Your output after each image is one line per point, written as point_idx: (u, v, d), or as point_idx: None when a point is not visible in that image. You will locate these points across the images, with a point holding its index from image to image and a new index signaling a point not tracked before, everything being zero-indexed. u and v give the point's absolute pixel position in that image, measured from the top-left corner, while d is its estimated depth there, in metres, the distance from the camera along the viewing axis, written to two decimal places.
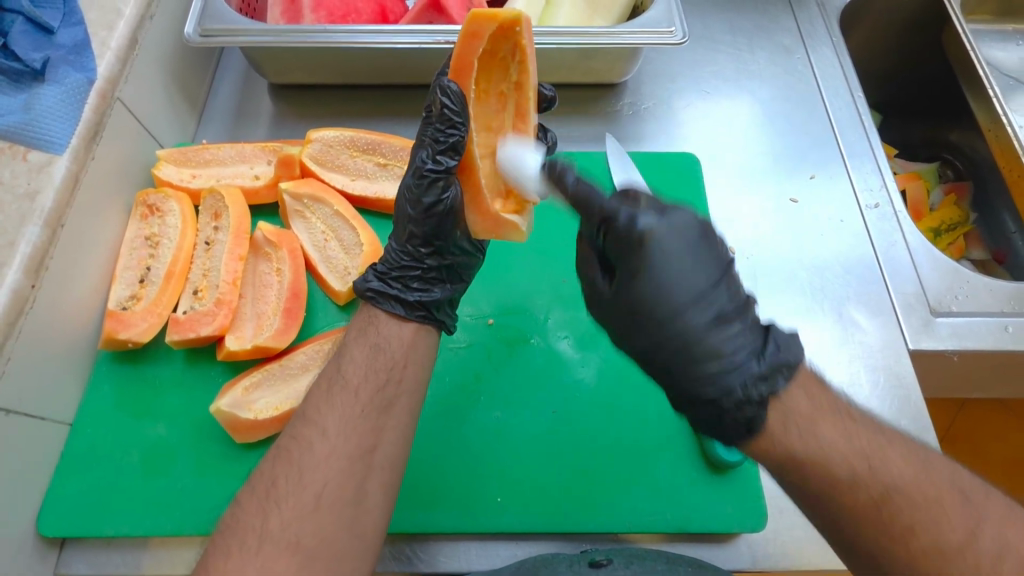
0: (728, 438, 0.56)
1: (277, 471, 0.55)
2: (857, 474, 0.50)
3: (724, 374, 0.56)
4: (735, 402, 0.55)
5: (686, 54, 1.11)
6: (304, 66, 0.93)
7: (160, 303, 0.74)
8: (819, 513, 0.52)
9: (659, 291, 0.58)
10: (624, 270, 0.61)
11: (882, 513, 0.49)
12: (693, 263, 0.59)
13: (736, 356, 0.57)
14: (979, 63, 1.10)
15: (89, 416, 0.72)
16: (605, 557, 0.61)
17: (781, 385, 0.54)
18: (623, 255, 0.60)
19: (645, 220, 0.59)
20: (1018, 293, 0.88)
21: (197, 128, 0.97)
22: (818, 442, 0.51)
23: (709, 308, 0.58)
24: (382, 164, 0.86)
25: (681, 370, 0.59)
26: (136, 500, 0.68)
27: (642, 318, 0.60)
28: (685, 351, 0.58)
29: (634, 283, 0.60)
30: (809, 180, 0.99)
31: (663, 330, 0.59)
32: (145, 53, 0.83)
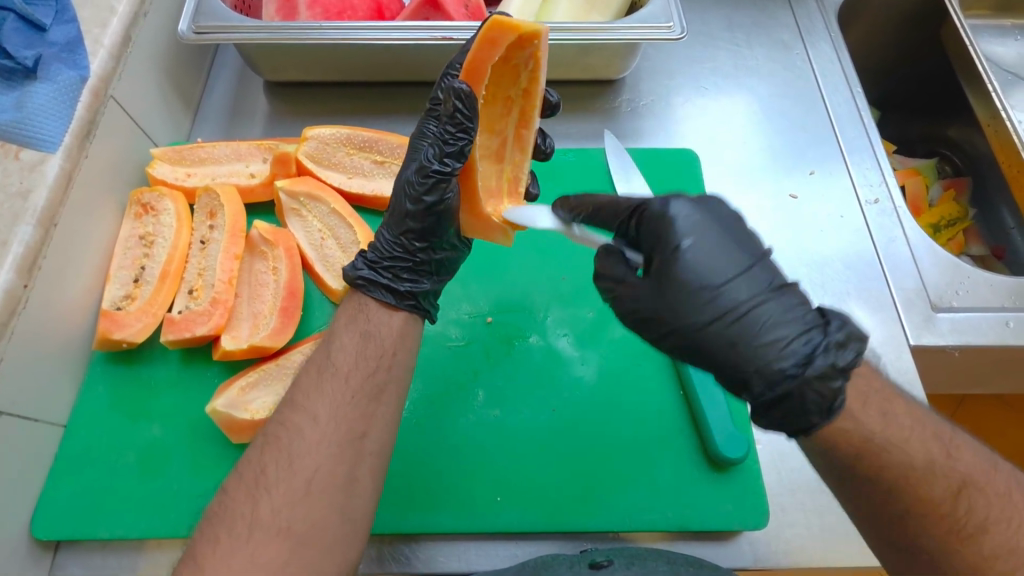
0: (804, 419, 0.52)
1: (266, 459, 0.56)
2: (933, 463, 0.50)
3: (791, 347, 0.53)
4: (812, 375, 0.51)
5: (684, 50, 1.11)
6: (300, 63, 0.92)
7: (155, 303, 0.73)
8: (875, 502, 0.52)
9: (703, 271, 0.56)
10: (660, 256, 0.58)
11: (953, 510, 0.49)
12: (735, 245, 0.57)
13: (800, 329, 0.54)
14: (978, 58, 1.09)
15: (83, 417, 0.71)
16: (604, 558, 0.60)
17: (859, 355, 0.52)
18: (658, 239, 0.59)
19: (679, 206, 0.59)
20: (1019, 288, 0.88)
21: (192, 127, 0.96)
22: (887, 424, 0.51)
23: (760, 282, 0.56)
24: (379, 162, 0.86)
25: (747, 346, 0.54)
26: (130, 501, 0.67)
27: (690, 298, 0.56)
28: (744, 333, 0.54)
29: (675, 265, 0.57)
30: (809, 176, 0.99)
31: (717, 307, 0.55)
32: (139, 51, 0.82)
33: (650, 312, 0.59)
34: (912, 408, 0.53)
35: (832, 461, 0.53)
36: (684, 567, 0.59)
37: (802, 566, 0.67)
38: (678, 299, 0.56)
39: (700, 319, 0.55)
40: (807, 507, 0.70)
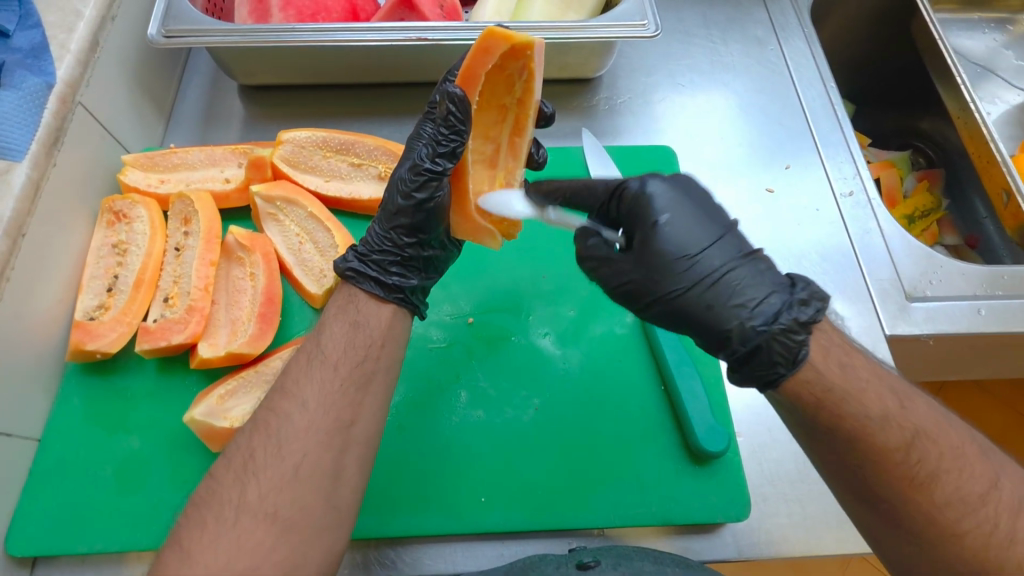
0: (773, 370, 0.53)
1: (254, 444, 0.55)
2: (889, 413, 0.51)
3: (759, 305, 0.55)
4: (779, 328, 0.53)
5: (660, 47, 1.11)
6: (274, 66, 0.91)
7: (130, 312, 0.72)
8: (840, 454, 0.52)
9: (676, 240, 0.59)
10: (640, 231, 0.61)
11: (907, 459, 0.50)
12: (705, 217, 0.61)
13: (767, 289, 0.56)
14: (947, 51, 1.11)
15: (57, 431, 0.70)
16: (591, 559, 0.60)
17: (822, 309, 0.54)
18: (636, 216, 0.62)
19: (655, 184, 0.62)
20: (990, 276, 0.90)
21: (165, 133, 0.94)
22: (845, 375, 0.53)
23: (731, 250, 0.59)
24: (356, 164, 0.85)
25: (719, 306, 0.57)
26: (109, 515, 0.66)
27: (666, 265, 0.59)
28: (715, 294, 0.57)
29: (651, 238, 0.60)
30: (785, 170, 1.00)
31: (691, 273, 0.58)
32: (107, 56, 0.80)
33: (631, 281, 0.61)
34: (863, 364, 0.54)
35: (792, 410, 0.54)
36: (670, 566, 0.59)
37: (785, 556, 0.68)
38: (658, 266, 0.59)
39: (678, 285, 0.58)
40: (789, 497, 0.71)
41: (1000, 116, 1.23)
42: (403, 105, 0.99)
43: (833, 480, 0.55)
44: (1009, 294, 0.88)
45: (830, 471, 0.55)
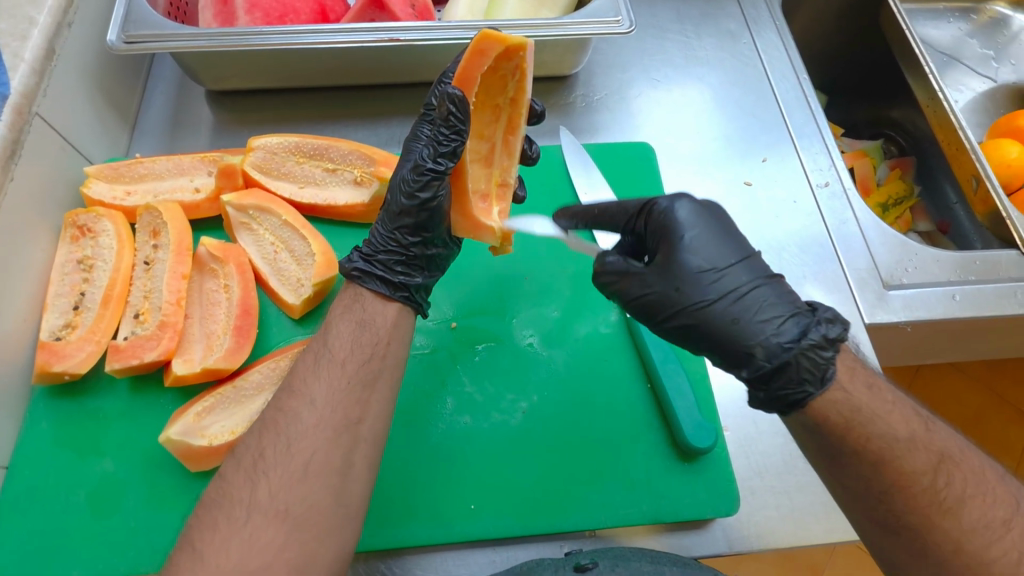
0: (803, 388, 0.54)
1: (265, 442, 0.55)
2: (914, 437, 0.52)
3: (786, 326, 0.57)
4: (809, 346, 0.55)
5: (634, 43, 1.11)
6: (242, 70, 0.89)
7: (98, 330, 0.70)
8: (861, 478, 0.53)
9: (701, 259, 0.61)
10: (666, 250, 0.63)
11: (933, 482, 0.50)
12: (727, 240, 0.63)
13: (789, 311, 0.58)
14: (914, 41, 1.13)
15: (27, 457, 0.67)
16: (589, 561, 0.60)
17: (844, 331, 0.56)
18: (660, 237, 0.64)
19: (682, 209, 0.64)
20: (963, 263, 0.91)
21: (130, 141, 0.91)
22: (873, 398, 0.54)
23: (753, 271, 0.61)
24: (331, 169, 0.83)
25: (745, 322, 0.58)
26: (84, 543, 0.63)
27: (691, 281, 0.61)
28: (743, 311, 0.59)
29: (676, 255, 0.62)
30: (761, 163, 1.00)
31: (715, 289, 0.60)
32: (65, 63, 0.77)
33: (651, 294, 0.63)
34: (893, 393, 0.56)
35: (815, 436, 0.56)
36: (667, 566, 0.59)
37: (774, 548, 0.69)
38: (682, 284, 0.61)
39: (706, 298, 0.60)
40: (776, 489, 0.71)
41: (967, 104, 1.26)
42: (377, 106, 0.97)
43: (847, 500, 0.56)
44: (981, 279, 0.90)
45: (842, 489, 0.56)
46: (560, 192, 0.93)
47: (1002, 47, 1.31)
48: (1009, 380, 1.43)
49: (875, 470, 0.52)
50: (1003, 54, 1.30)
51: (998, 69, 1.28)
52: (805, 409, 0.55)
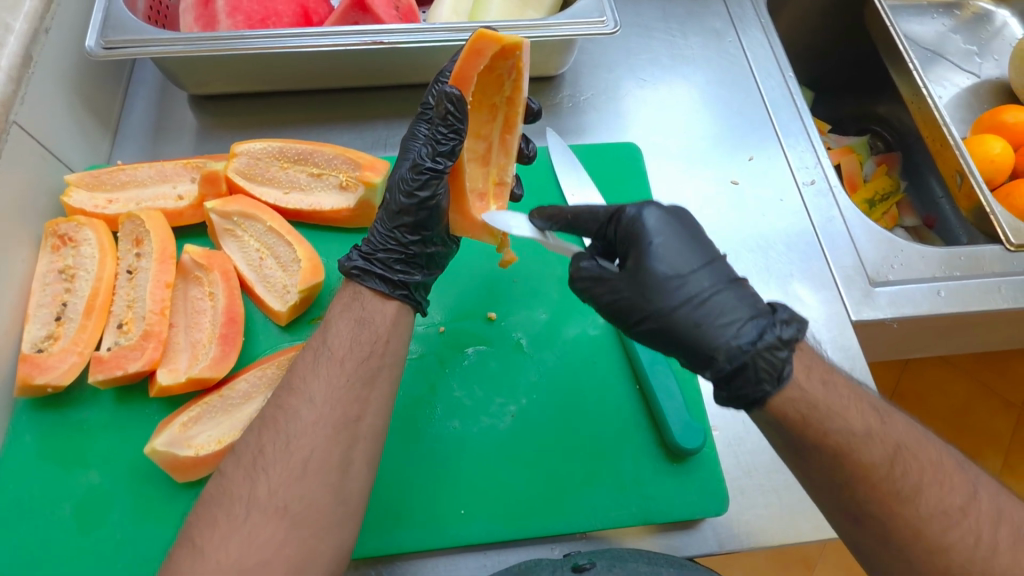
0: (761, 388, 0.54)
1: (264, 440, 0.55)
2: (870, 430, 0.52)
3: (744, 327, 0.57)
4: (764, 346, 0.54)
5: (620, 43, 1.11)
6: (225, 74, 0.88)
7: (81, 341, 0.69)
8: (823, 471, 0.53)
9: (667, 265, 0.60)
10: (633, 257, 0.62)
11: (891, 473, 0.50)
12: (694, 244, 0.62)
13: (749, 313, 0.58)
14: (898, 37, 1.14)
15: (10, 471, 0.66)
16: (587, 560, 0.60)
17: (802, 331, 0.56)
18: (629, 243, 0.62)
19: (651, 213, 0.63)
20: (948, 258, 0.92)
21: (112, 148, 0.90)
22: (829, 392, 0.54)
23: (717, 275, 0.60)
24: (316, 174, 0.82)
25: (707, 326, 0.58)
26: (69, 558, 0.62)
27: (657, 286, 0.60)
28: (707, 315, 0.58)
29: (644, 261, 0.61)
30: (748, 161, 1.01)
31: (679, 294, 0.59)
32: (43, 70, 0.76)
33: (620, 300, 0.62)
34: (844, 383, 0.56)
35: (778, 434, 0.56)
36: (663, 566, 0.59)
37: (764, 545, 0.69)
38: (648, 291, 0.60)
39: (669, 303, 0.59)
40: (765, 487, 0.72)
41: (951, 99, 1.27)
42: (362, 110, 0.96)
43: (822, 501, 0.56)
44: (965, 275, 0.91)
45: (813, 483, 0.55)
46: (547, 193, 0.93)
47: (985, 42, 1.32)
48: (995, 371, 1.45)
49: (837, 465, 0.52)
50: (986, 49, 1.31)
51: (981, 64, 1.29)
52: (766, 406, 0.55)
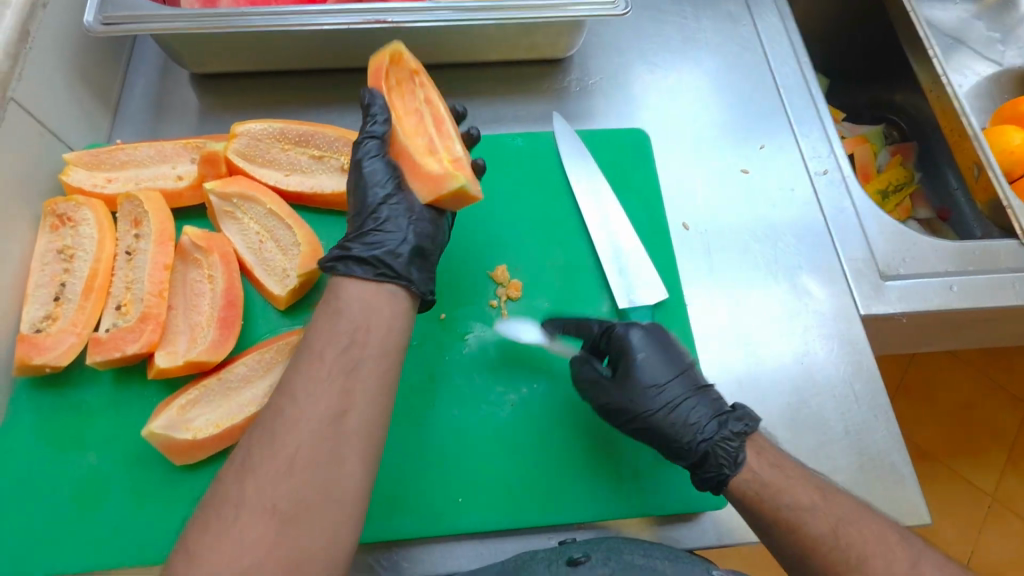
0: (722, 472, 0.63)
1: (271, 421, 0.52)
2: (814, 505, 0.58)
3: (706, 430, 0.66)
4: (721, 439, 0.64)
5: (630, 25, 1.08)
6: (227, 52, 0.86)
7: (80, 322, 0.69)
8: (772, 534, 0.59)
9: (646, 375, 0.70)
10: (620, 369, 0.71)
11: (836, 543, 0.56)
12: (669, 354, 0.71)
13: (716, 416, 0.67)
14: (920, 25, 1.11)
15: (5, 449, 0.67)
16: (581, 554, 0.61)
17: (756, 425, 0.65)
18: (619, 358, 0.71)
19: (636, 334, 0.72)
20: (961, 251, 0.90)
21: (112, 126, 0.89)
22: (776, 473, 0.60)
23: (691, 380, 0.70)
24: (317, 156, 0.81)
25: (676, 433, 0.67)
26: (64, 538, 0.63)
27: (642, 399, 0.68)
28: (682, 424, 0.66)
29: (630, 376, 0.70)
30: (759, 150, 0.98)
31: (658, 403, 0.68)
32: (41, 44, 0.74)
33: (608, 398, 0.69)
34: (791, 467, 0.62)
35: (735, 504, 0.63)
36: (660, 560, 0.60)
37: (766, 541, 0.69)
38: (632, 403, 0.68)
39: (653, 408, 0.68)
40: None
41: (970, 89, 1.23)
42: None
43: (747, 508, 0.61)
44: (978, 270, 0.89)
45: (738, 499, 0.62)
46: (550, 179, 0.90)
47: (1009, 30, 1.28)
48: (1003, 368, 1.42)
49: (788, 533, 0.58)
50: (1010, 37, 1.27)
51: (1003, 53, 1.25)
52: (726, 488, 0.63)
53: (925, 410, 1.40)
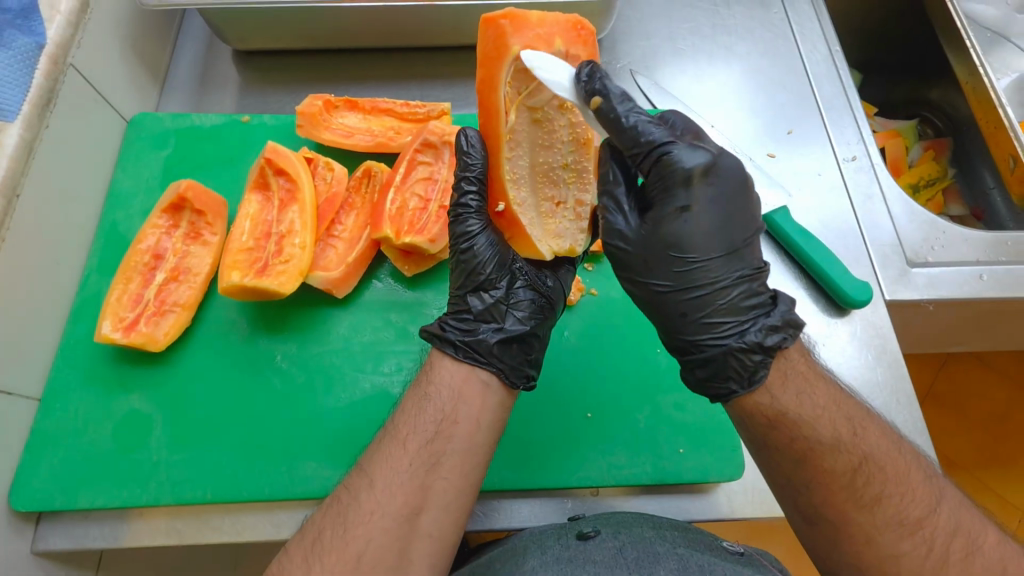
0: (727, 385, 0.58)
1: None
2: (838, 440, 0.54)
3: (727, 293, 0.59)
4: (738, 346, 0.57)
5: (661, 10, 1.09)
6: (268, 29, 0.90)
7: (130, 283, 0.75)
8: (786, 473, 0.56)
9: (688, 236, 0.58)
10: (662, 186, 0.58)
11: (853, 482, 0.53)
12: (724, 220, 0.58)
13: (749, 314, 0.59)
14: (958, 16, 1.09)
15: (59, 392, 0.73)
16: (590, 530, 0.62)
17: (789, 340, 0.58)
18: (663, 172, 0.57)
19: (695, 158, 0.57)
20: (994, 243, 0.88)
21: (160, 98, 0.94)
22: (801, 402, 0.56)
23: (738, 266, 0.59)
24: (366, 118, 0.87)
25: (695, 315, 0.60)
26: (112, 474, 0.69)
27: (669, 232, 0.58)
28: (706, 301, 0.59)
29: (664, 223, 0.58)
30: (787, 135, 0.98)
31: (690, 278, 0.59)
32: (99, 17, 0.79)
33: (644, 276, 0.61)
34: (832, 402, 0.57)
35: (747, 425, 0.58)
36: (668, 531, 0.62)
37: (778, 516, 0.70)
38: (667, 236, 0.58)
39: (675, 284, 0.60)
40: None
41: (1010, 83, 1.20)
42: (398, 70, 0.97)
43: (758, 442, 0.58)
44: (1012, 261, 0.87)
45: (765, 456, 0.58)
46: None
47: None
48: None
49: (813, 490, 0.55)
50: None
51: None
52: (734, 407, 0.59)
53: (954, 414, 1.36)
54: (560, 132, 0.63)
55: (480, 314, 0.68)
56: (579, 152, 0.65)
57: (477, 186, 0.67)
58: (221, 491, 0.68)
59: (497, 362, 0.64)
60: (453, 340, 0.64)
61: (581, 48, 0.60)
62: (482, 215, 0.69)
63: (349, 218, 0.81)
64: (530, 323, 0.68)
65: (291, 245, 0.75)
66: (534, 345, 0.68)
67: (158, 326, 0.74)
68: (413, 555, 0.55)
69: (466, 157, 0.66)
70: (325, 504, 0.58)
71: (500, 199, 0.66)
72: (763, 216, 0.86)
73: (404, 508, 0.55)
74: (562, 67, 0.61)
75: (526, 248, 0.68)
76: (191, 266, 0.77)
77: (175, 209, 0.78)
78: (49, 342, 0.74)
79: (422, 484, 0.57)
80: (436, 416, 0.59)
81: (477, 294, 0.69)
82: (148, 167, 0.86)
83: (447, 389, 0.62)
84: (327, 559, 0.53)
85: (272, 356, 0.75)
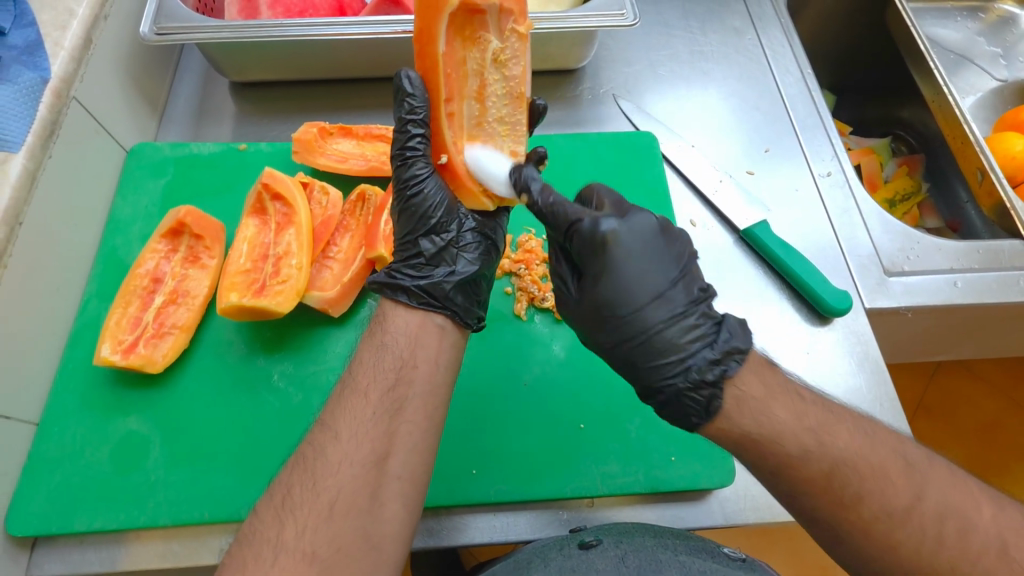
0: (690, 420, 0.59)
1: None
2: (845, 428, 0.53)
3: (681, 366, 0.59)
4: (686, 386, 0.58)
5: (642, 39, 1.14)
6: (261, 60, 0.93)
7: (128, 307, 0.77)
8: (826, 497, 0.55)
9: (621, 293, 0.61)
10: (590, 270, 0.63)
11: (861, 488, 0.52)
12: (654, 267, 0.62)
13: (691, 348, 0.60)
14: (921, 39, 1.14)
15: (55, 416, 0.73)
16: (593, 538, 0.63)
17: (733, 369, 0.57)
18: (590, 256, 0.63)
19: (608, 224, 0.62)
20: (968, 251, 0.91)
21: (158, 129, 0.97)
22: (767, 408, 0.55)
23: (667, 307, 0.61)
24: (358, 142, 0.90)
25: (644, 365, 0.61)
26: (106, 498, 0.69)
27: (607, 317, 0.62)
28: (647, 347, 0.61)
29: (600, 283, 0.62)
30: (764, 154, 1.02)
31: (627, 329, 0.61)
32: (99, 52, 0.82)
33: (592, 338, 0.64)
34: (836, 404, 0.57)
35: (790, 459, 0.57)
36: (669, 539, 0.63)
37: (770, 521, 0.71)
38: (600, 302, 0.62)
39: (608, 341, 0.63)
40: None
41: (976, 102, 1.25)
42: (390, 97, 1.00)
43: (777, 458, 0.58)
44: (984, 268, 0.90)
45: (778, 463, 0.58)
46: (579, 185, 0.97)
47: (1011, 45, 1.30)
48: None
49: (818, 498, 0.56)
50: (1012, 51, 1.29)
51: (1008, 68, 1.27)
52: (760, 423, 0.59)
53: (944, 424, 1.38)
54: (493, 85, 0.66)
55: (431, 258, 0.70)
56: (512, 106, 0.67)
57: (423, 129, 0.68)
58: (219, 511, 0.69)
59: (451, 304, 0.67)
60: (407, 288, 0.66)
61: (513, 3, 0.63)
62: (428, 160, 0.69)
63: (344, 239, 0.83)
64: (479, 263, 0.72)
65: (288, 266, 0.77)
66: (482, 287, 0.72)
67: (156, 348, 0.75)
68: (381, 502, 0.55)
69: (410, 99, 0.66)
70: (285, 467, 0.57)
71: (443, 151, 0.68)
72: (744, 229, 0.90)
73: (374, 457, 0.55)
74: (495, 20, 0.64)
75: (471, 201, 0.71)
76: (189, 289, 0.79)
77: (174, 234, 0.81)
78: (48, 365, 0.75)
79: (389, 438, 0.57)
80: (396, 362, 0.60)
81: (428, 237, 0.71)
82: (146, 195, 0.88)
83: (402, 335, 0.63)
84: (299, 514, 0.52)
85: (269, 376, 0.76)
